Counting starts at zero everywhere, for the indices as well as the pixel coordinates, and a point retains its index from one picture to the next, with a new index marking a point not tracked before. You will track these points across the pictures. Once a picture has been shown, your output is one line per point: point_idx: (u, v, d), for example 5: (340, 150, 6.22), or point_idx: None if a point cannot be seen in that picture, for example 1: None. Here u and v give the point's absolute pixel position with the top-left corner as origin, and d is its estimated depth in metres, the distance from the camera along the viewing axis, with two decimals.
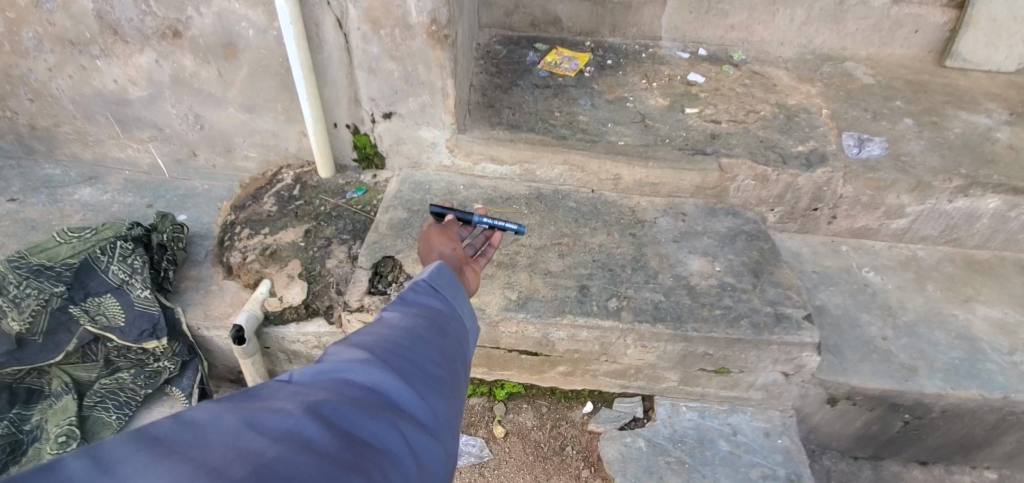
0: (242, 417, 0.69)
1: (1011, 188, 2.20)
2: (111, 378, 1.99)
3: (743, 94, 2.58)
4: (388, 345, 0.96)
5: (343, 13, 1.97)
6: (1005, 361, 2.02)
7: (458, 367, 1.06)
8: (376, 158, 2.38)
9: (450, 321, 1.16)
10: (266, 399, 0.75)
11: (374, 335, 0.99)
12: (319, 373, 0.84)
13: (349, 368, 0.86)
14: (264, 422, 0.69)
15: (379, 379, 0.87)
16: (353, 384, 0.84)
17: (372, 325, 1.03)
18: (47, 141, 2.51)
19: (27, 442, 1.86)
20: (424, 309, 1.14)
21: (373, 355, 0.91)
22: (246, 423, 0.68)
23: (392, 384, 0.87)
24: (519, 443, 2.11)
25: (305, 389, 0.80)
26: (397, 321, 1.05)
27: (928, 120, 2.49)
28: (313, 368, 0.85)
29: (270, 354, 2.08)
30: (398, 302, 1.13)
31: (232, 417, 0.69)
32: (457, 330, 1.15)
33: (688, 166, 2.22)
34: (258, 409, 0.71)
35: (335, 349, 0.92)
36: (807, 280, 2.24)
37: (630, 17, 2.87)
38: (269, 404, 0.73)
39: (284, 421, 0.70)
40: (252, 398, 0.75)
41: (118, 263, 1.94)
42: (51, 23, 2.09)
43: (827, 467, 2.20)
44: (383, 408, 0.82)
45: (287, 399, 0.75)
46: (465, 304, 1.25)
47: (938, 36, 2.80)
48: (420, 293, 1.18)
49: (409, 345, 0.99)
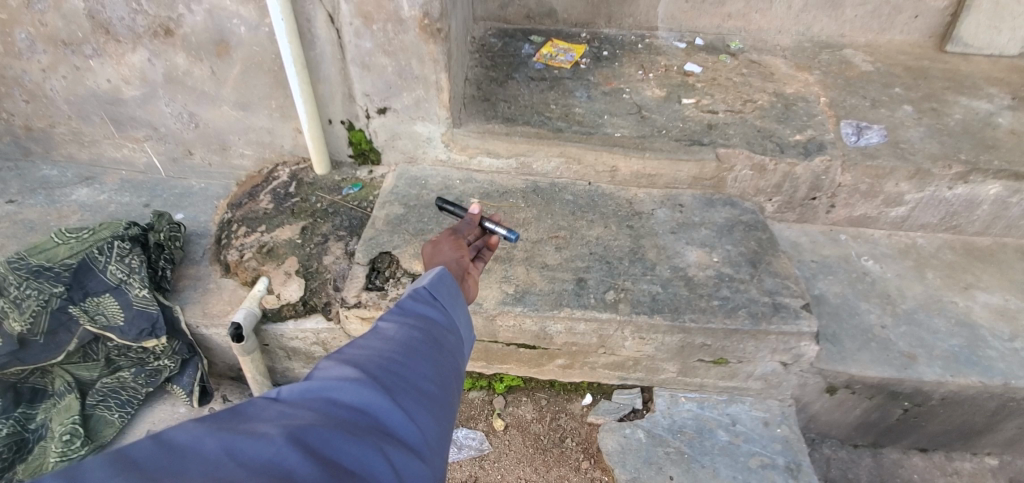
0: (224, 442, 0.69)
1: (1012, 174, 2.18)
2: (113, 376, 2.00)
3: (741, 83, 2.56)
4: (380, 360, 0.97)
5: (335, 8, 1.96)
6: (1006, 347, 2.02)
7: (451, 384, 1.06)
8: (371, 154, 2.37)
9: (446, 333, 1.16)
10: (251, 422, 0.76)
11: (367, 348, 1.00)
12: (308, 392, 0.85)
13: (338, 387, 0.87)
14: (246, 451, 0.69)
15: (367, 398, 0.87)
16: (339, 404, 0.84)
17: (367, 336, 1.04)
18: (43, 142, 2.52)
19: (33, 441, 1.87)
20: (420, 320, 1.14)
21: (363, 372, 0.91)
22: (227, 451, 0.68)
23: (381, 405, 0.88)
24: (519, 435, 2.12)
25: (291, 410, 0.81)
26: (391, 333, 1.06)
27: (928, 106, 2.47)
28: (302, 385, 0.86)
29: (268, 351, 2.08)
30: (395, 312, 1.14)
31: (213, 443, 0.69)
32: (452, 342, 1.16)
33: (685, 157, 2.21)
34: (241, 433, 0.72)
35: (326, 364, 0.93)
36: (806, 269, 2.23)
37: (626, 8, 2.84)
38: (252, 428, 0.74)
39: (266, 448, 0.70)
40: (236, 419, 0.76)
41: (115, 263, 1.94)
42: (43, 24, 2.09)
43: (827, 455, 2.21)
44: (369, 431, 0.83)
45: (271, 422, 0.76)
46: (463, 315, 1.26)
47: (938, 21, 2.78)
48: (417, 302, 1.19)
49: (400, 360, 0.99)
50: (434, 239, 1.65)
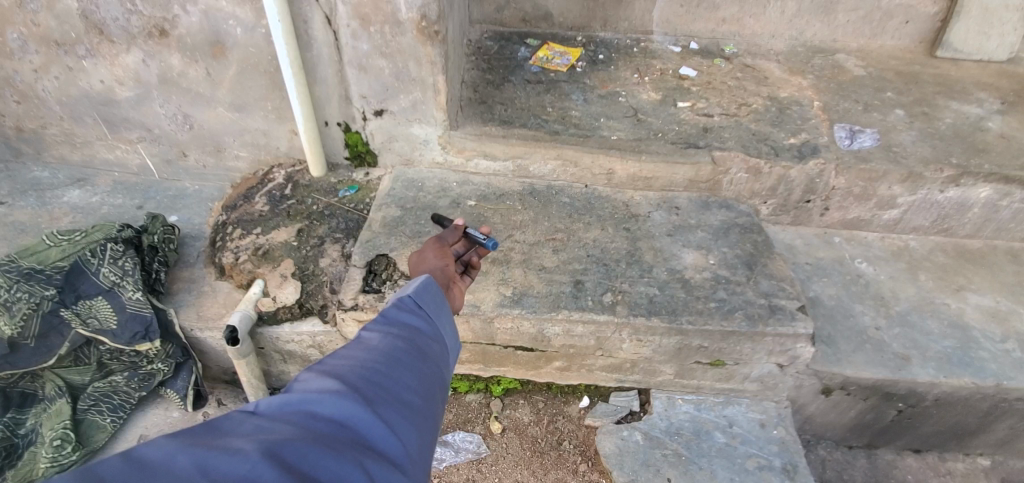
0: (197, 459, 0.69)
1: (1002, 177, 2.21)
2: (105, 381, 1.98)
3: (735, 87, 2.58)
4: (362, 372, 0.96)
5: (332, 10, 1.95)
6: (998, 349, 2.04)
7: (435, 394, 1.06)
8: (368, 156, 2.37)
9: (431, 342, 1.16)
10: (226, 437, 0.75)
11: (349, 360, 0.99)
12: (286, 406, 0.84)
13: (317, 400, 0.86)
14: (219, 468, 0.68)
15: (347, 411, 0.87)
16: (319, 418, 0.84)
17: (350, 346, 1.04)
18: (34, 143, 2.49)
19: (23, 446, 1.85)
20: (404, 329, 1.14)
21: (344, 384, 0.91)
22: (200, 468, 0.67)
23: (362, 417, 0.87)
24: (516, 438, 2.11)
25: (268, 424, 0.80)
26: (374, 343, 1.06)
27: (919, 111, 2.50)
28: (281, 399, 0.85)
29: (264, 354, 2.06)
30: (379, 321, 1.14)
31: (185, 460, 0.68)
32: (437, 351, 1.15)
33: (681, 160, 2.22)
34: (215, 449, 0.71)
35: (306, 376, 0.92)
36: (801, 272, 2.25)
37: (622, 12, 2.86)
38: (227, 443, 0.73)
39: (241, 465, 0.69)
40: (211, 435, 0.76)
41: (108, 265, 1.91)
42: (36, 24, 2.06)
43: (822, 456, 2.22)
44: (349, 444, 0.82)
45: (248, 437, 0.75)
46: (448, 323, 1.26)
47: (929, 26, 2.81)
48: (402, 310, 1.19)
49: (383, 370, 0.99)
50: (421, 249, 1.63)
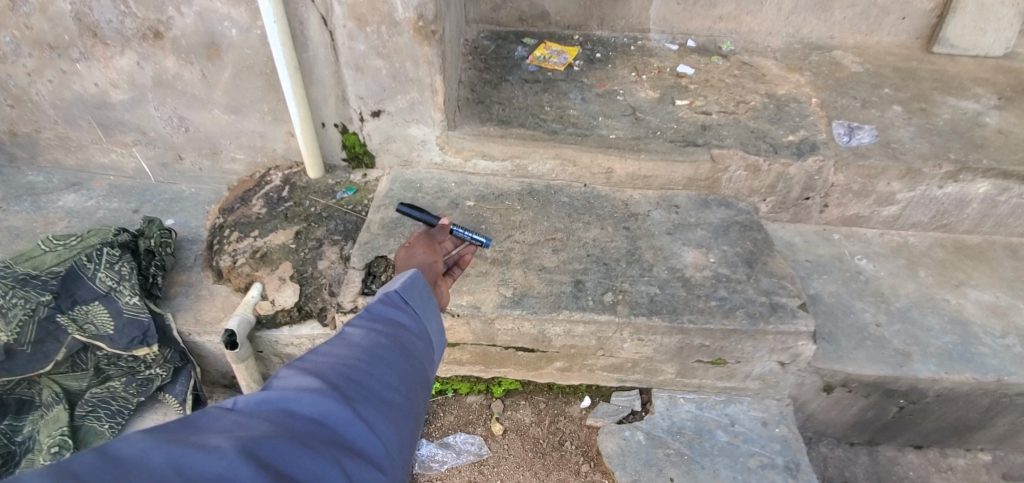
0: (171, 457, 0.67)
1: (1001, 172, 2.21)
2: (102, 386, 1.96)
3: (734, 84, 2.58)
4: (342, 370, 0.95)
5: (328, 10, 1.94)
6: (999, 344, 2.04)
7: (416, 391, 1.05)
8: (365, 157, 2.36)
9: (415, 339, 1.15)
10: (203, 433, 0.74)
11: (330, 356, 0.98)
12: (264, 403, 0.83)
13: (296, 397, 0.85)
14: (193, 467, 0.67)
15: (326, 409, 0.86)
16: (297, 416, 0.83)
17: (332, 343, 1.03)
18: (29, 147, 2.47)
19: (20, 453, 1.83)
20: (388, 326, 1.13)
21: (325, 382, 0.90)
22: (174, 466, 0.66)
23: (341, 415, 0.86)
24: (517, 439, 2.10)
25: (246, 421, 0.79)
26: (357, 339, 1.05)
27: (917, 106, 2.50)
28: (259, 396, 0.84)
29: (263, 358, 2.05)
30: (363, 317, 1.13)
31: (159, 458, 0.67)
32: (420, 349, 1.14)
33: (680, 158, 2.21)
34: (191, 446, 0.69)
35: (286, 373, 0.91)
36: (800, 269, 2.25)
37: (619, 10, 2.85)
38: (203, 440, 0.72)
39: (215, 463, 0.68)
40: (186, 430, 0.74)
41: (104, 270, 1.88)
42: (28, 26, 2.04)
43: (824, 453, 2.23)
44: (327, 443, 0.81)
45: (224, 434, 0.74)
46: (434, 320, 1.25)
47: (925, 22, 2.81)
48: (388, 306, 1.18)
49: (364, 368, 0.98)
50: (409, 242, 1.62)
